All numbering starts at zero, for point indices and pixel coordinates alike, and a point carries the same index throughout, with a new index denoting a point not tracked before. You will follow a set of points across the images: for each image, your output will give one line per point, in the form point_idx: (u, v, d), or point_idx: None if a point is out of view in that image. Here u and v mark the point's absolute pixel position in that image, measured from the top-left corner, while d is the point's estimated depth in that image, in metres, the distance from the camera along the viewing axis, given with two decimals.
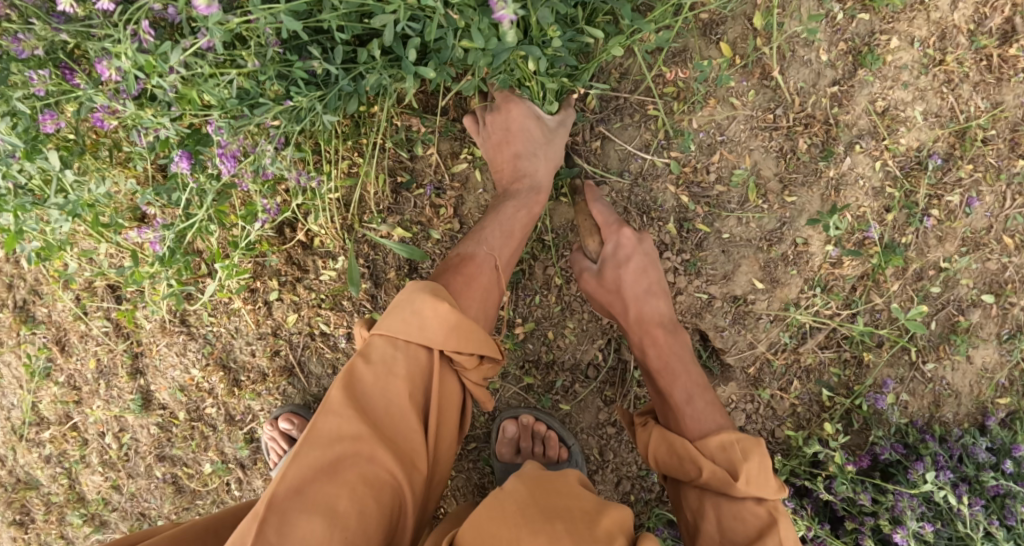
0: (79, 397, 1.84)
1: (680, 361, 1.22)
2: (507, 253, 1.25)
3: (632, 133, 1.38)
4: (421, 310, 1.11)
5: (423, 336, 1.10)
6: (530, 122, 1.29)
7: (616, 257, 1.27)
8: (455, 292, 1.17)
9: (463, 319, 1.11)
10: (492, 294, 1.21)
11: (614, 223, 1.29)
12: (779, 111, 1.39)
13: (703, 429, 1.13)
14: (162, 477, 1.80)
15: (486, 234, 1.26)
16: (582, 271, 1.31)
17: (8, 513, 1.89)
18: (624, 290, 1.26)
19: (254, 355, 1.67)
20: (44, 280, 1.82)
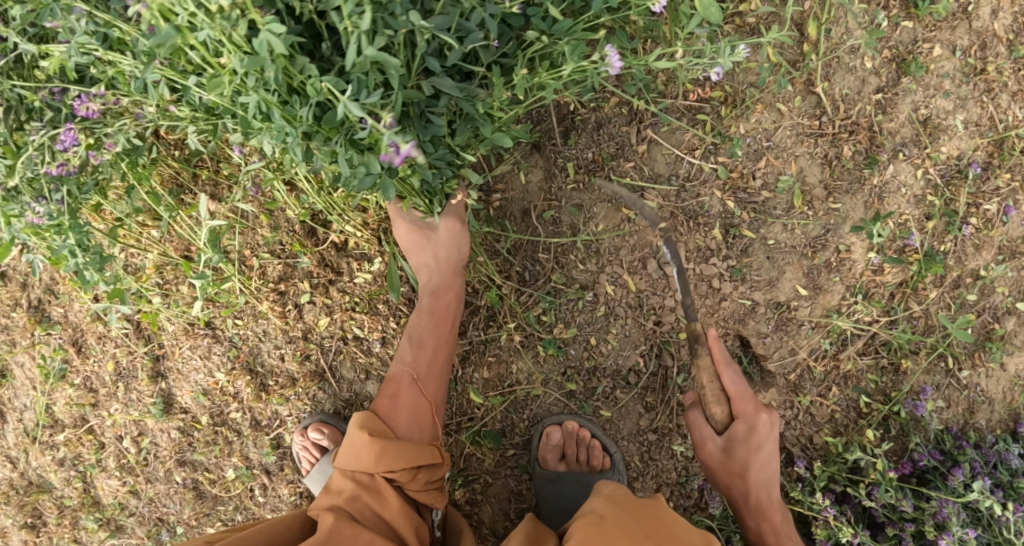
0: (96, 400, 1.79)
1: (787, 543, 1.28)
2: (424, 366, 1.32)
3: (679, 137, 1.36)
4: (352, 442, 1.23)
5: (359, 465, 1.21)
6: (418, 240, 1.32)
7: (751, 445, 1.25)
8: (383, 418, 1.28)
9: (384, 442, 1.22)
10: (418, 407, 1.29)
11: (756, 409, 1.25)
12: (825, 118, 1.39)
13: None
14: (182, 482, 1.76)
15: (403, 352, 1.35)
16: (706, 439, 1.27)
17: (18, 518, 1.83)
18: (749, 477, 1.27)
19: (283, 359, 1.63)
20: (61, 279, 1.78)
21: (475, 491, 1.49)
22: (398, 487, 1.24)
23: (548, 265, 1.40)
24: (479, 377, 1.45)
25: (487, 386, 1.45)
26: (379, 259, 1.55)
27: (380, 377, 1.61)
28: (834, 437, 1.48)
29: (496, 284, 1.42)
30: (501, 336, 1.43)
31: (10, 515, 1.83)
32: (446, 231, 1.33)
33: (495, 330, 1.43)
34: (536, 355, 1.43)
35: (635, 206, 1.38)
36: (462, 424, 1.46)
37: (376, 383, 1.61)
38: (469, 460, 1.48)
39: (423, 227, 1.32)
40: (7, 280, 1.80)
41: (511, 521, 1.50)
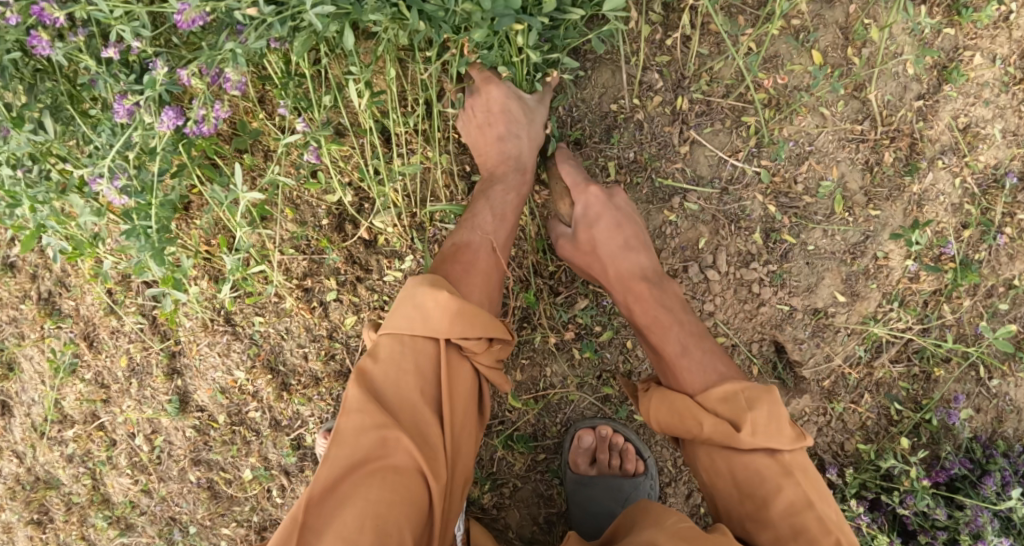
0: (107, 396, 1.74)
1: (658, 301, 1.18)
2: (504, 235, 1.22)
3: (723, 139, 1.35)
4: (420, 298, 1.09)
5: (427, 328, 1.08)
6: (515, 107, 1.26)
7: (586, 217, 1.25)
8: (456, 280, 1.14)
9: (463, 304, 1.09)
10: (496, 276, 1.19)
11: (582, 185, 1.26)
12: (867, 123, 1.38)
13: (704, 382, 1.09)
14: (196, 482, 1.72)
15: (480, 217, 1.23)
16: (558, 237, 1.28)
17: (24, 514, 1.78)
18: (600, 249, 1.24)
19: (306, 357, 1.60)
20: (74, 271, 1.73)
21: (504, 494, 1.47)
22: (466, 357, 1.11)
23: None
24: (511, 379, 1.42)
25: (520, 389, 1.42)
26: (410, 256, 1.51)
27: None
28: (865, 444, 1.47)
29: (532, 286, 1.40)
30: (536, 338, 1.41)
31: (16, 511, 1.78)
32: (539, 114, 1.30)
33: (529, 332, 1.41)
34: (571, 358, 1.41)
35: (677, 209, 1.36)
36: (493, 427, 1.44)
37: None
38: (499, 463, 1.46)
39: (523, 102, 1.28)
40: (17, 271, 1.75)
41: (539, 525, 1.48)
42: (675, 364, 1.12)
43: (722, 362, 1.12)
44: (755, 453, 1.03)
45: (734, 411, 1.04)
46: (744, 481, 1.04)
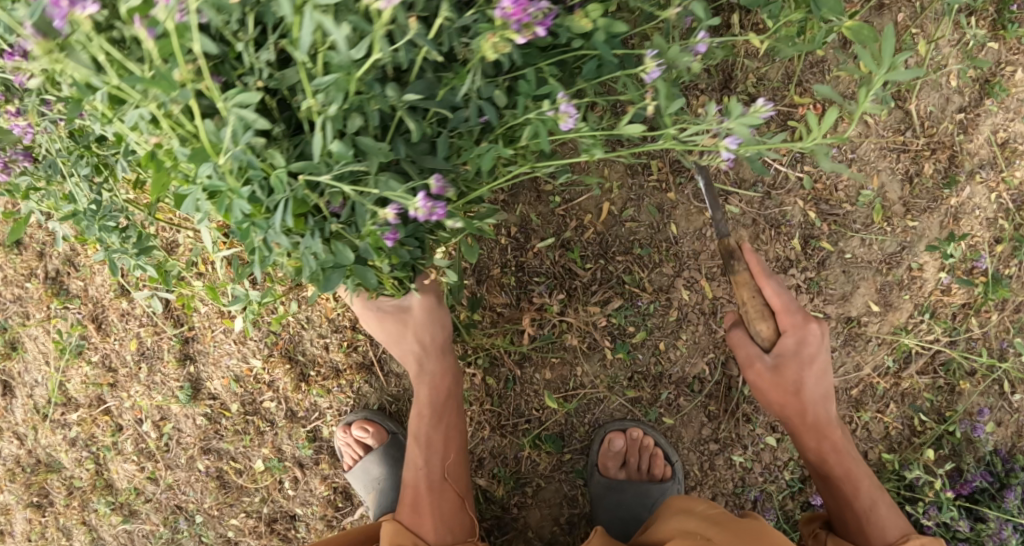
0: (114, 380, 1.69)
1: (849, 459, 1.24)
2: (438, 469, 1.29)
3: (768, 143, 1.36)
4: None
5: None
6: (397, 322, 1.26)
7: (802, 361, 1.17)
8: (411, 528, 1.26)
9: None
10: (444, 508, 1.28)
11: (800, 319, 1.16)
12: (910, 134, 1.38)
13: (899, 533, 1.20)
14: (205, 471, 1.67)
15: (414, 457, 1.31)
16: (756, 363, 1.17)
17: (24, 496, 1.75)
18: (802, 393, 1.19)
19: (327, 348, 1.56)
20: (84, 251, 1.67)
21: (526, 494, 1.45)
22: None
23: (624, 262, 1.37)
24: (540, 377, 1.41)
25: (550, 388, 1.40)
26: None
27: None
28: (890, 454, 1.46)
29: (566, 283, 1.38)
30: (567, 337, 1.39)
31: (16, 493, 1.76)
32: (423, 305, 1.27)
33: (561, 330, 1.39)
34: (603, 358, 1.39)
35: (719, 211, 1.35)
36: (520, 426, 1.42)
37: None
38: (523, 461, 1.44)
39: (400, 307, 1.26)
40: (24, 248, 1.70)
41: (560, 526, 1.46)
42: (867, 513, 1.22)
43: (901, 517, 1.22)
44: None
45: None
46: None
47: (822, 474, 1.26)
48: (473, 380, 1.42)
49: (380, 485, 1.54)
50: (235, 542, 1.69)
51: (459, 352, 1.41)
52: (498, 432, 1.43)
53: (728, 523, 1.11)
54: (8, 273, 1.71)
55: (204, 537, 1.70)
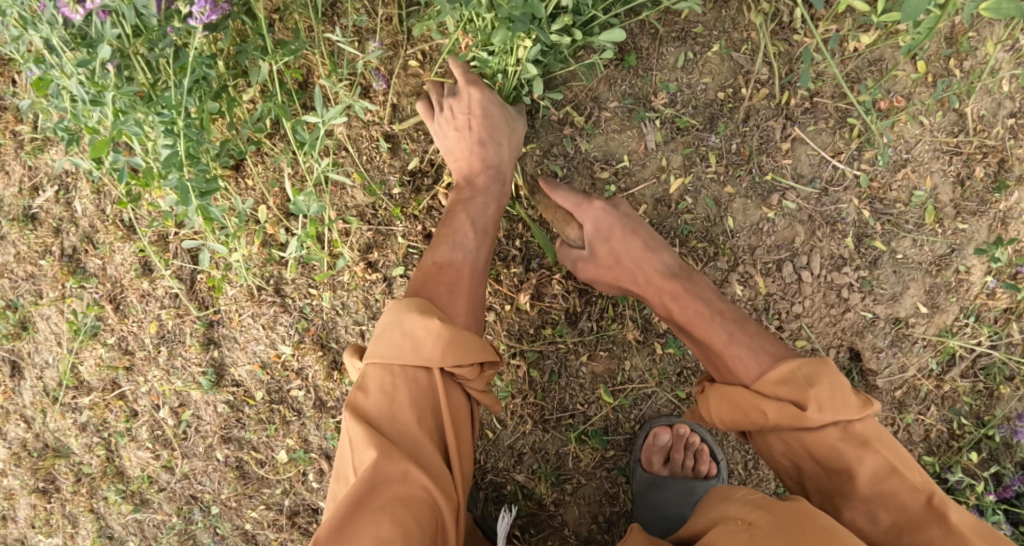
0: (131, 364, 1.61)
1: (691, 297, 1.14)
2: (483, 257, 1.21)
3: (826, 138, 1.34)
4: (408, 327, 1.08)
5: (419, 356, 1.07)
6: (498, 111, 1.25)
7: (600, 234, 1.20)
8: (441, 304, 1.13)
9: (455, 331, 1.08)
10: (479, 297, 1.18)
11: (585, 201, 1.22)
12: (963, 136, 1.36)
13: (757, 369, 1.05)
14: (224, 460, 1.60)
15: (458, 235, 1.21)
16: (574, 261, 1.23)
17: (30, 482, 1.76)
18: (624, 260, 1.19)
19: (363, 334, 1.48)
20: (102, 227, 1.58)
21: (565, 490, 1.42)
22: (458, 383, 1.12)
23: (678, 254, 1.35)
24: (587, 371, 1.37)
25: (598, 382, 1.37)
26: (492, 235, 1.35)
27: None
28: (928, 457, 1.46)
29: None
30: (615, 330, 1.35)
31: (22, 477, 1.77)
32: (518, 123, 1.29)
33: (611, 322, 1.35)
34: (652, 352, 1.36)
35: (775, 206, 1.34)
36: (563, 421, 1.38)
37: None
38: (565, 458, 1.40)
39: (504, 109, 1.26)
40: (40, 224, 1.63)
41: (599, 524, 1.43)
42: (721, 353, 1.09)
43: (771, 343, 1.08)
44: (827, 429, 0.99)
45: (798, 389, 1.00)
46: (823, 459, 1.00)
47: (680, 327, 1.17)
48: (518, 372, 1.38)
49: None
50: (252, 535, 1.63)
51: (505, 344, 1.37)
52: (541, 427, 1.39)
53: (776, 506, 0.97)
54: (20, 250, 1.66)
55: (220, 528, 1.65)
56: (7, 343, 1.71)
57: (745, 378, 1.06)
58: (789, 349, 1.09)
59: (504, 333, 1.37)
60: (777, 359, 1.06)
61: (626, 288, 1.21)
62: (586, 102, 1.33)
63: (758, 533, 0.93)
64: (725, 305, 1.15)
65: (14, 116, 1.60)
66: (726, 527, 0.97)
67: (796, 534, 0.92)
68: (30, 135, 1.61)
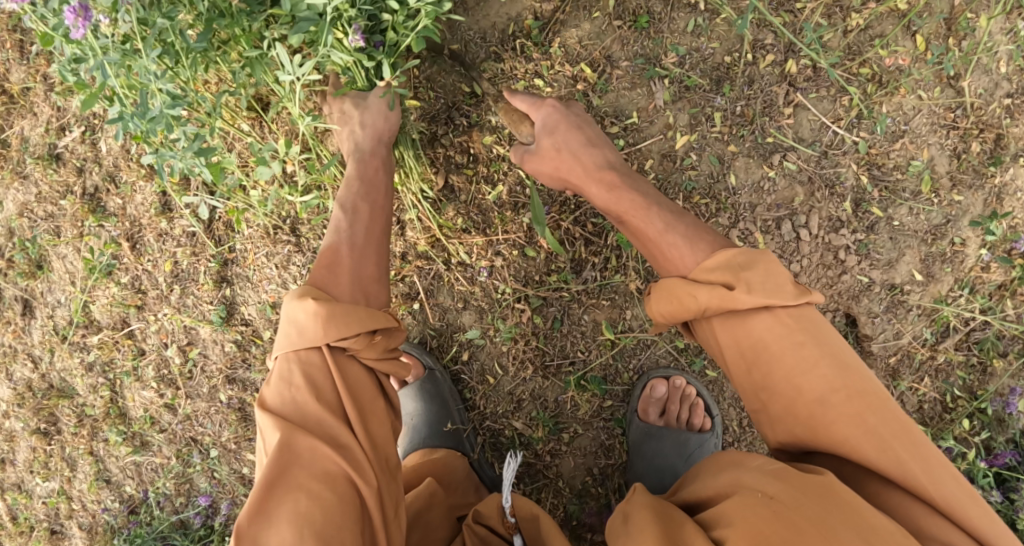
0: (142, 302, 1.65)
1: (626, 192, 1.13)
2: (362, 233, 1.18)
3: (827, 106, 1.39)
4: (292, 313, 1.07)
5: (306, 340, 1.05)
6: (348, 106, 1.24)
7: (546, 126, 1.19)
8: (324, 287, 1.11)
9: (331, 306, 1.06)
10: (362, 269, 1.15)
11: (539, 101, 1.22)
12: (960, 112, 1.40)
13: (697, 256, 1.02)
14: (226, 402, 1.64)
15: (333, 221, 1.19)
16: (521, 152, 1.21)
17: (32, 421, 1.81)
18: (566, 151, 1.18)
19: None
20: (125, 167, 1.63)
21: (562, 439, 1.43)
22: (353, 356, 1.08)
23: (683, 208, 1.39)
24: (589, 319, 1.39)
25: (599, 329, 1.39)
26: (503, 184, 1.38)
27: (479, 307, 1.41)
28: (921, 427, 1.46)
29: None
30: (617, 281, 1.38)
31: (24, 418, 1.81)
32: (377, 101, 1.25)
33: (614, 272, 1.38)
34: None
35: (777, 166, 1.38)
36: (564, 368, 1.41)
37: (473, 314, 1.42)
38: (563, 405, 1.42)
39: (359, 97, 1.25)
40: (63, 164, 1.69)
41: (593, 476, 1.44)
42: (659, 243, 1.07)
43: (709, 235, 1.05)
44: (756, 313, 0.96)
45: (730, 273, 0.97)
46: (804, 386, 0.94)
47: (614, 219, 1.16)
48: (521, 317, 1.40)
49: (412, 421, 1.43)
50: (249, 479, 1.68)
51: (510, 288, 1.40)
52: (541, 373, 1.41)
53: (801, 479, 0.91)
54: (41, 189, 1.71)
55: (217, 472, 1.68)
56: (22, 282, 1.77)
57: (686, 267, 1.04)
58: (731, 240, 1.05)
59: (510, 277, 1.39)
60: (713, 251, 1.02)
61: (566, 185, 1.20)
62: (598, 60, 1.35)
63: (779, 507, 0.88)
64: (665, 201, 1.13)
65: (46, 59, 1.69)
66: (746, 498, 0.92)
67: (821, 509, 0.86)
68: (61, 77, 1.68)
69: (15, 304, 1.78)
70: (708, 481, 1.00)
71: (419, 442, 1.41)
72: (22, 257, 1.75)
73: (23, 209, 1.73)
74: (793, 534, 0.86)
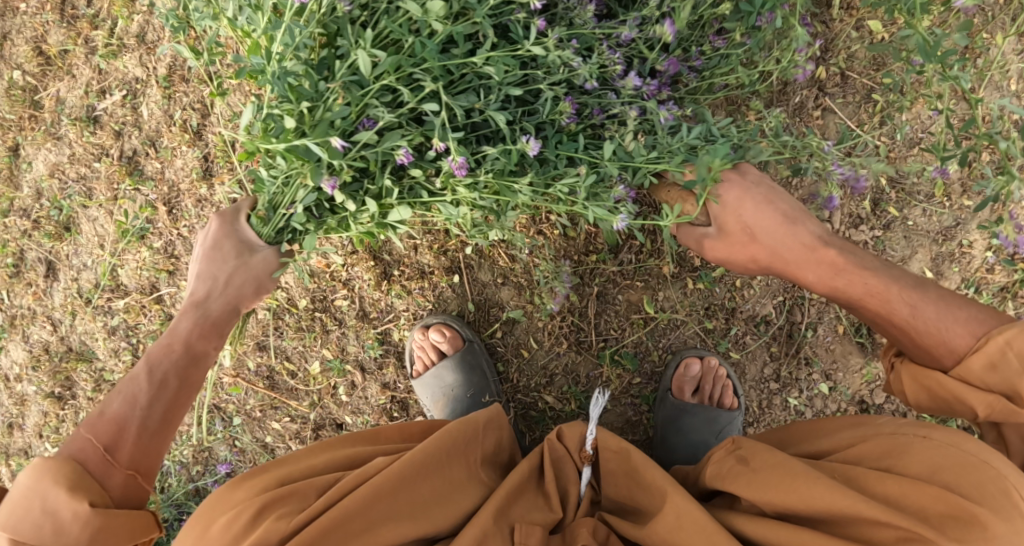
0: (174, 268, 1.68)
1: (857, 275, 1.14)
2: (157, 414, 1.19)
3: (852, 111, 1.48)
4: (50, 503, 1.07)
5: (57, 537, 1.06)
6: (229, 250, 1.33)
7: (729, 210, 1.20)
8: (95, 475, 1.12)
9: (103, 516, 1.08)
10: (143, 458, 1.17)
11: (708, 175, 1.24)
12: (972, 123, 1.49)
13: (962, 348, 1.05)
14: (255, 371, 1.60)
15: (133, 390, 1.20)
16: (703, 240, 1.23)
17: (48, 385, 1.81)
18: (760, 235, 1.19)
19: (415, 249, 1.47)
20: (167, 132, 1.65)
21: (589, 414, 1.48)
22: None
23: None
24: (623, 299, 1.46)
25: (632, 309, 1.46)
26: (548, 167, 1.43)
27: (519, 283, 1.46)
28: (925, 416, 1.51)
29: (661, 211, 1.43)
30: (650, 264, 1.44)
31: (39, 381, 1.82)
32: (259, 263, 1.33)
33: (649, 256, 1.44)
34: (685, 287, 1.45)
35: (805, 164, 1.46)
36: (596, 345, 1.47)
37: (511, 290, 1.47)
38: (593, 382, 1.47)
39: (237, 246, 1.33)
40: (100, 127, 1.73)
41: None
42: (910, 328, 1.10)
43: (960, 308, 1.08)
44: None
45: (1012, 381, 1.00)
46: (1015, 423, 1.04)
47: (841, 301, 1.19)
48: (560, 293, 1.45)
49: (452, 393, 1.45)
50: (271, 448, 1.62)
51: (550, 265, 1.43)
52: (574, 348, 1.47)
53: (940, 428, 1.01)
54: (75, 151, 1.75)
55: (239, 441, 1.65)
56: (48, 243, 1.79)
57: (947, 359, 1.07)
58: (989, 313, 1.07)
59: (551, 256, 1.44)
60: (976, 338, 1.04)
61: (771, 268, 1.22)
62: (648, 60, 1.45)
63: (936, 444, 0.97)
64: (896, 271, 1.14)
65: (89, 23, 1.73)
66: (899, 440, 1.00)
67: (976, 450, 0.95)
68: (105, 40, 1.71)
69: (39, 266, 1.80)
70: (813, 441, 1.10)
71: (460, 411, 1.45)
72: (52, 218, 1.78)
73: (54, 170, 1.77)
74: (954, 468, 0.94)
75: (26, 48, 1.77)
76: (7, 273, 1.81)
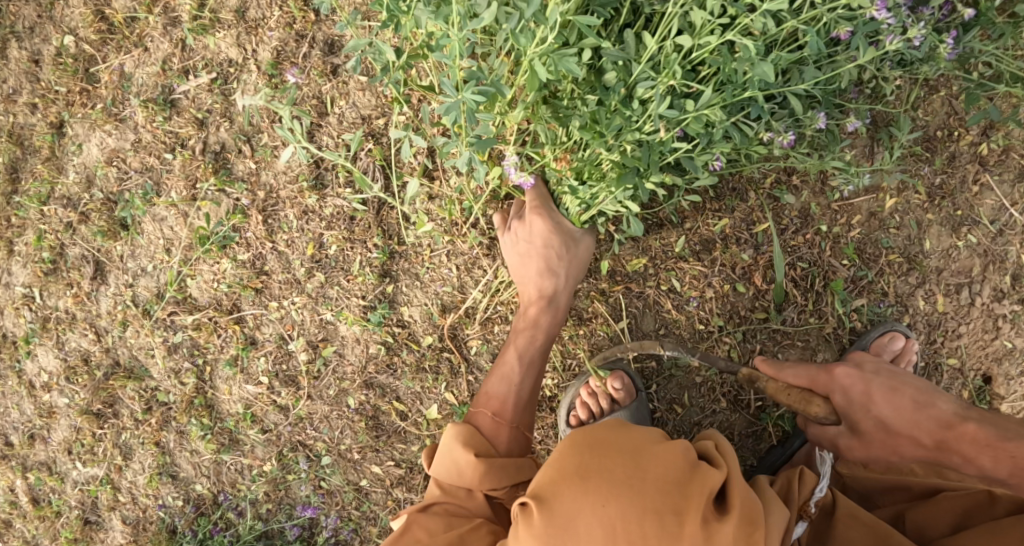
0: (263, 286, 1.47)
1: (966, 440, 1.13)
2: (529, 388, 1.24)
3: (1008, 187, 1.41)
4: (453, 453, 1.13)
5: (461, 480, 1.12)
6: (549, 242, 1.27)
7: (857, 402, 1.22)
8: (487, 434, 1.17)
9: (493, 462, 1.11)
10: (521, 426, 1.21)
11: (825, 373, 1.26)
12: None
13: None
14: (355, 409, 1.48)
15: (507, 369, 1.26)
16: (841, 439, 1.23)
17: (85, 402, 1.56)
18: (886, 420, 1.19)
19: (576, 293, 1.40)
20: (269, 129, 1.46)
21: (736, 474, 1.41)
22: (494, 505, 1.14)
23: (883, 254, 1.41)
24: (782, 357, 1.41)
25: None
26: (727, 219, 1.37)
27: (680, 336, 1.40)
28: None
29: (831, 275, 1.40)
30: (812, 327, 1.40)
31: (72, 394, 1.57)
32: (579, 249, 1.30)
33: (811, 317, 1.40)
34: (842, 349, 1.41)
35: (963, 237, 1.42)
36: (753, 403, 1.40)
37: (671, 342, 1.40)
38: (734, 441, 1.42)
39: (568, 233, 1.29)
40: (178, 112, 1.49)
41: None
42: None
43: None
44: None
45: None
46: None
47: (958, 459, 1.13)
48: (725, 350, 1.39)
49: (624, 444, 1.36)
50: (365, 493, 1.50)
51: (716, 322, 1.39)
52: (731, 406, 1.41)
53: None
54: (142, 137, 1.50)
55: (326, 482, 1.50)
56: (98, 241, 1.53)
57: None
58: None
59: (718, 310, 1.39)
60: None
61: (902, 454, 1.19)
62: None
63: None
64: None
65: None
66: None
67: None
68: (194, 11, 1.46)
69: (83, 265, 1.54)
70: None
71: None
72: (104, 212, 1.52)
73: (112, 157, 1.51)
74: None
75: (84, 10, 1.49)
76: (42, 269, 1.55)
